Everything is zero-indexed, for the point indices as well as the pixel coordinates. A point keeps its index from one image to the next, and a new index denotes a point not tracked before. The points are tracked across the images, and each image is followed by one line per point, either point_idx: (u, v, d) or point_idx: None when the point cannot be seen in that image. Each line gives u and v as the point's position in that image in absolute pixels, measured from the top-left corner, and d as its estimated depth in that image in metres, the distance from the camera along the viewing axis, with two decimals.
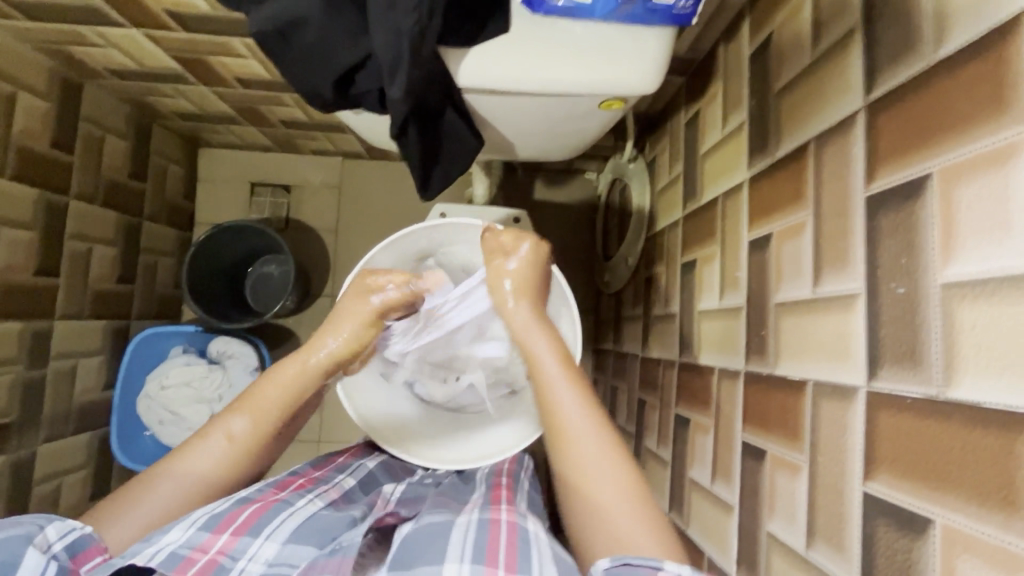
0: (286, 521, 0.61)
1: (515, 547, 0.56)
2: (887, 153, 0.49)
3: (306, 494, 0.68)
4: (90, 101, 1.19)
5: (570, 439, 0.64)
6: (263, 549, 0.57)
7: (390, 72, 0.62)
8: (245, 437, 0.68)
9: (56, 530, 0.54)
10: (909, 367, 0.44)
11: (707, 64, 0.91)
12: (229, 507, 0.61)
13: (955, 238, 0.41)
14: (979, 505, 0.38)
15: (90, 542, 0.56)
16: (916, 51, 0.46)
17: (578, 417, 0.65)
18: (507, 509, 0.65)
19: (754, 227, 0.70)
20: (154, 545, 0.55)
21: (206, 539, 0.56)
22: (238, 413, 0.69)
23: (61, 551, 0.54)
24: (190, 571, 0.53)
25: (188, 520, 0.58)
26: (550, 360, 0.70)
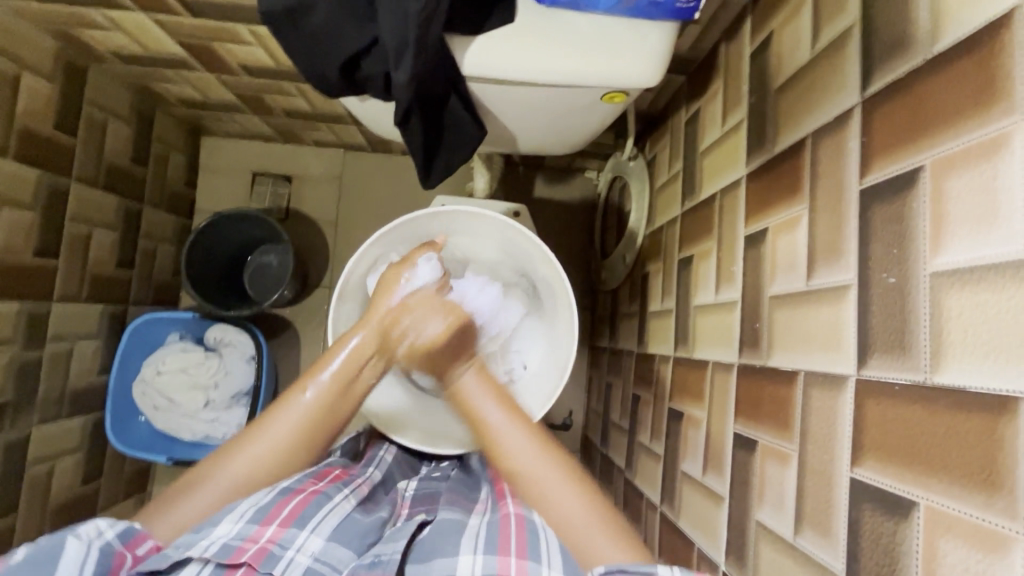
0: (327, 517, 0.63)
1: (526, 539, 0.60)
2: (881, 146, 0.50)
3: (343, 488, 0.69)
4: (95, 84, 1.20)
5: (516, 466, 0.67)
6: (307, 542, 0.60)
7: (396, 56, 0.63)
8: (325, 399, 0.70)
9: (101, 522, 0.58)
10: (897, 355, 0.45)
11: (708, 63, 0.92)
12: (274, 497, 0.63)
13: (945, 228, 0.42)
14: (962, 487, 0.39)
15: (135, 531, 0.59)
16: (911, 47, 0.48)
17: (524, 450, 0.68)
18: (515, 501, 0.67)
19: (750, 223, 0.71)
20: (205, 538, 0.58)
21: (255, 530, 0.59)
22: (308, 384, 0.71)
23: (112, 538, 0.57)
24: (243, 558, 0.57)
25: (237, 512, 0.61)
26: (485, 403, 0.73)
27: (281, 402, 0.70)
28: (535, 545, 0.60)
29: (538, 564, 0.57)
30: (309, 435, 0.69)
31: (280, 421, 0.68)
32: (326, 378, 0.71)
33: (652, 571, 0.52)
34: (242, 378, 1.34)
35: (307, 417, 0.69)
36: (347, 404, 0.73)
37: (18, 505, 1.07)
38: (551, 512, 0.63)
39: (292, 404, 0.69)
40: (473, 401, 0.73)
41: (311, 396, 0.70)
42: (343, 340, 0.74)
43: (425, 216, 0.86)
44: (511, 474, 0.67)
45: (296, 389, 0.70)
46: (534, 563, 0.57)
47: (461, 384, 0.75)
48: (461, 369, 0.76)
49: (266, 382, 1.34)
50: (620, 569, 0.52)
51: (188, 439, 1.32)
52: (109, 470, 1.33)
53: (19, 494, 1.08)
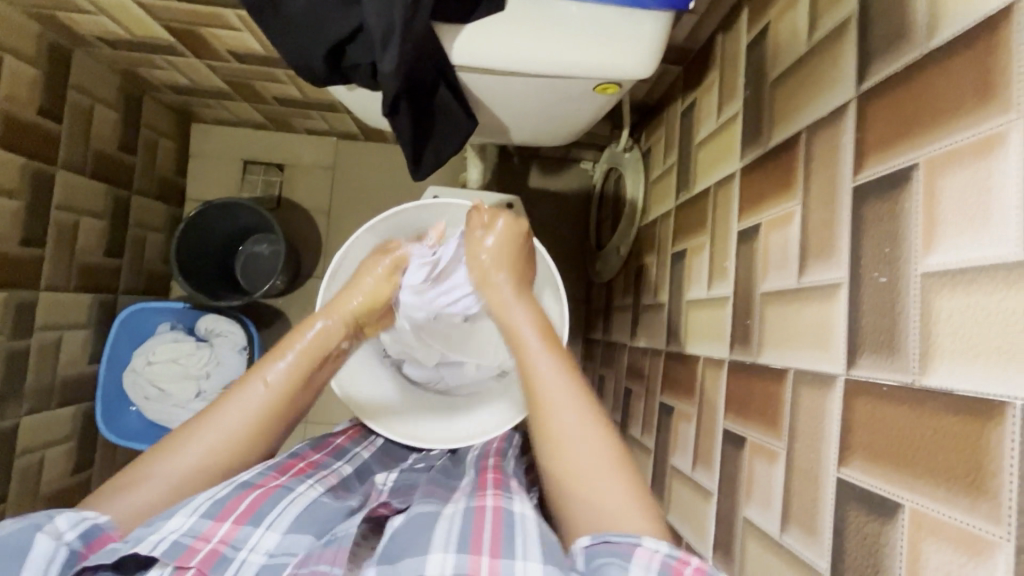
0: (286, 509, 0.63)
1: (500, 531, 0.58)
2: (875, 142, 0.49)
3: (307, 480, 0.69)
4: (81, 69, 1.17)
5: (548, 405, 0.65)
6: (262, 539, 0.59)
7: (382, 46, 0.62)
8: (287, 382, 0.71)
9: (65, 520, 0.56)
10: (886, 355, 0.45)
11: (705, 53, 0.91)
12: (231, 491, 0.63)
13: (937, 228, 0.41)
14: (946, 490, 0.38)
15: (100, 530, 0.58)
16: (909, 40, 0.46)
17: (552, 377, 0.67)
18: (494, 494, 0.66)
19: (744, 218, 0.71)
20: (155, 534, 0.57)
21: (208, 527, 0.59)
22: (264, 372, 0.71)
23: (74, 539, 0.56)
24: (192, 561, 0.55)
25: (192, 506, 0.60)
26: (531, 335, 0.71)
27: (237, 386, 0.71)
28: (509, 539, 0.57)
29: (512, 559, 0.54)
30: (264, 421, 0.69)
31: (234, 407, 0.69)
32: (284, 364, 0.72)
33: (637, 541, 0.52)
34: (234, 368, 1.31)
35: (262, 405, 0.70)
36: (308, 391, 0.74)
37: (9, 495, 1.07)
38: (569, 457, 0.62)
39: (248, 389, 0.70)
40: (513, 325, 0.74)
41: (269, 382, 0.71)
42: (305, 326, 0.76)
43: (408, 207, 0.85)
44: (538, 406, 0.66)
45: (252, 377, 0.71)
46: (508, 560, 0.54)
47: (512, 316, 0.75)
48: (515, 305, 0.76)
49: None
50: (606, 539, 0.53)
51: None
52: (101, 460, 1.33)
53: (9, 484, 1.07)
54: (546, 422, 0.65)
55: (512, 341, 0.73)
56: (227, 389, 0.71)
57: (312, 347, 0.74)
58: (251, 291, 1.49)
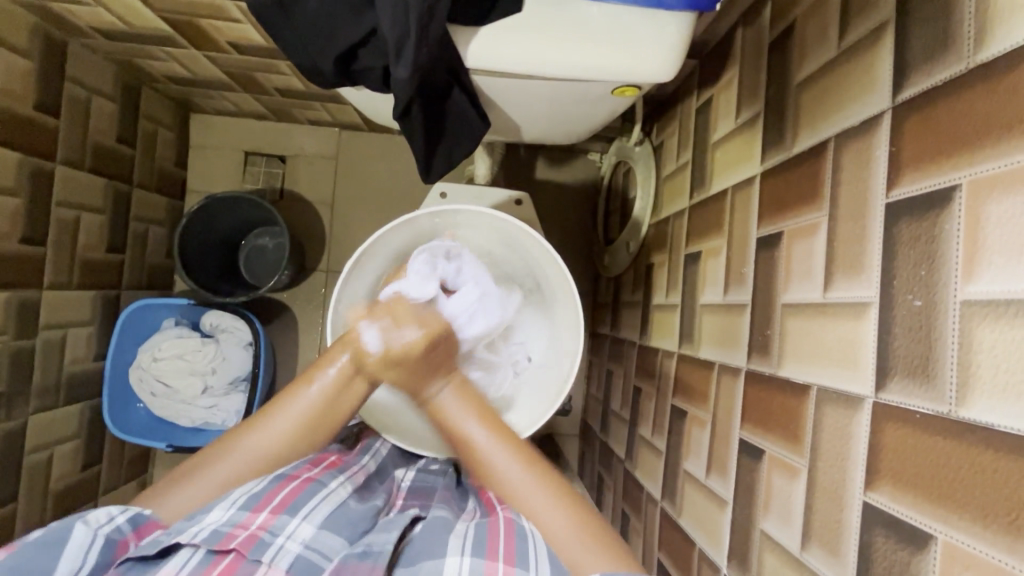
0: (319, 505, 0.63)
1: (515, 545, 0.58)
2: (911, 159, 0.47)
3: (338, 476, 0.70)
4: (76, 61, 1.14)
5: (515, 497, 0.63)
6: (299, 529, 0.59)
7: (397, 49, 0.59)
8: (324, 399, 0.67)
9: (107, 511, 0.57)
10: (919, 382, 0.44)
11: (723, 48, 0.88)
12: (268, 484, 0.63)
13: (978, 255, 0.40)
14: (984, 525, 0.38)
15: (148, 518, 0.60)
16: (954, 52, 0.44)
17: (512, 469, 0.63)
18: (505, 507, 0.65)
19: (764, 224, 0.69)
20: (196, 525, 0.57)
21: (246, 517, 0.58)
22: (309, 382, 0.68)
23: (123, 523, 0.58)
24: (232, 544, 0.55)
25: (230, 499, 0.60)
26: (461, 419, 0.67)
27: (283, 395, 0.68)
28: (523, 551, 0.57)
29: (526, 569, 0.55)
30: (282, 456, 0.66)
31: (259, 438, 0.65)
32: (313, 394, 0.67)
33: None
34: (240, 363, 1.32)
35: (300, 420, 0.66)
36: (338, 419, 0.69)
37: (19, 494, 1.07)
38: (551, 546, 0.59)
39: (275, 420, 0.66)
40: (452, 417, 0.68)
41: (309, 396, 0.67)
42: (330, 355, 0.69)
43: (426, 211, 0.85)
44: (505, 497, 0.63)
45: (278, 403, 0.67)
46: (522, 569, 0.55)
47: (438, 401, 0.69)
48: (437, 385, 0.69)
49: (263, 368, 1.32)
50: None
51: (187, 425, 1.31)
52: (109, 455, 1.33)
53: (20, 484, 1.07)
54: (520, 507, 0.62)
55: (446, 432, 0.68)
56: (259, 408, 0.67)
57: (337, 380, 0.68)
58: (256, 285, 1.48)
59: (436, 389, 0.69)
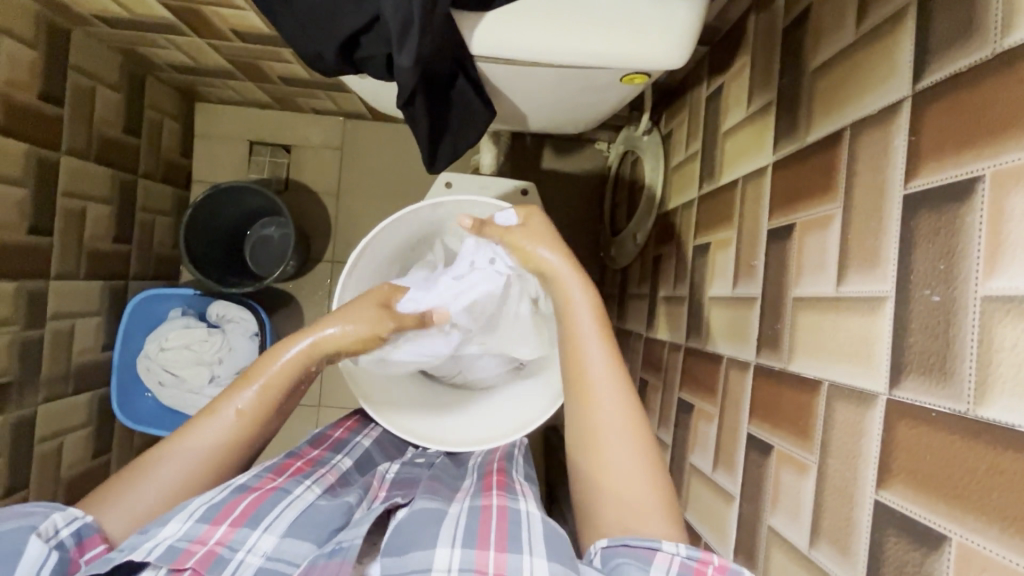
0: (284, 512, 0.62)
1: (508, 529, 0.58)
2: (932, 149, 0.45)
3: (304, 481, 0.68)
4: (80, 49, 1.13)
5: (595, 399, 0.67)
6: (260, 541, 0.58)
7: (400, 39, 0.58)
8: (270, 390, 0.70)
9: (62, 516, 0.57)
10: (936, 380, 0.43)
11: (735, 34, 0.86)
12: (227, 495, 0.62)
13: (1002, 250, 0.39)
14: (1002, 529, 0.37)
15: (92, 531, 0.59)
16: (979, 37, 0.42)
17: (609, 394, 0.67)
18: (499, 494, 0.65)
19: (775, 216, 0.67)
20: (151, 540, 0.56)
21: (204, 531, 0.58)
22: (235, 396, 0.69)
23: (67, 537, 0.57)
24: (189, 563, 0.55)
25: (187, 511, 0.59)
26: (585, 321, 0.71)
27: (209, 409, 0.69)
28: (516, 535, 0.57)
29: (519, 553, 0.54)
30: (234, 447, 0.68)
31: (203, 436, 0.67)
32: (257, 388, 0.70)
33: (657, 546, 0.55)
34: (247, 355, 1.32)
35: (234, 430, 0.68)
36: (285, 406, 0.73)
37: (31, 482, 1.08)
38: (607, 455, 0.64)
39: (217, 416, 0.68)
40: (572, 310, 0.72)
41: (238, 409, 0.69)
42: (286, 341, 0.73)
43: (426, 203, 0.83)
44: (588, 396, 0.67)
45: (223, 401, 0.70)
46: (515, 555, 0.54)
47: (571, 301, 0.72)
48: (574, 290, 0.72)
49: None
50: (623, 544, 0.56)
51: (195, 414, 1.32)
52: (118, 444, 1.34)
53: (31, 472, 1.08)
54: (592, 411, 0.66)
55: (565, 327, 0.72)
56: (197, 412, 0.69)
57: (290, 368, 0.72)
58: (262, 276, 1.48)
59: (544, 257, 0.75)
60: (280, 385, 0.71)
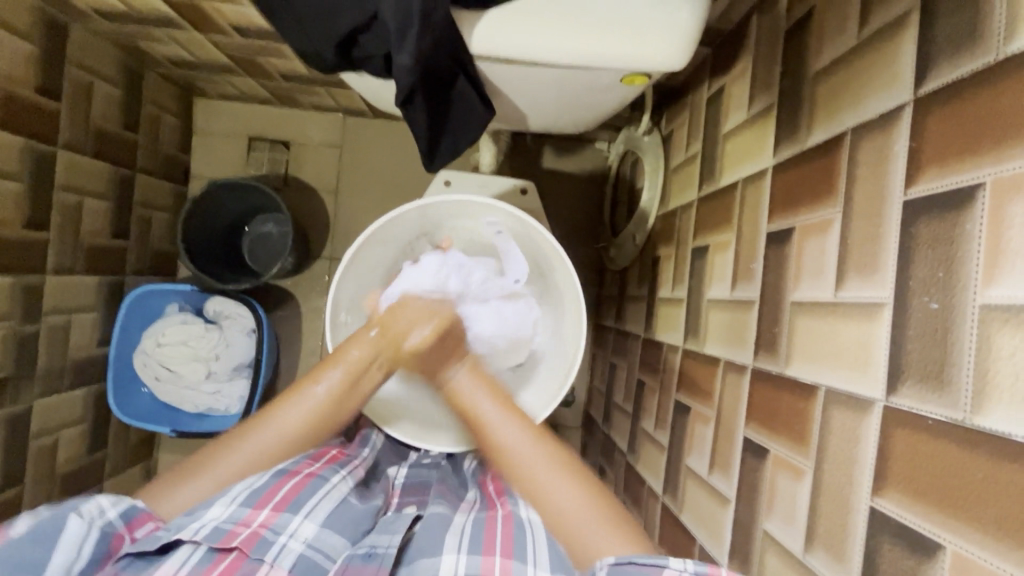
0: (321, 502, 0.63)
1: (514, 540, 0.59)
2: (932, 155, 0.45)
3: (339, 471, 0.69)
4: (79, 43, 1.12)
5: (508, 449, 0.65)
6: (301, 527, 0.59)
7: (398, 39, 0.59)
8: (348, 377, 0.71)
9: (107, 500, 0.57)
10: (933, 388, 0.42)
11: (737, 36, 0.85)
12: (269, 480, 0.63)
13: (1001, 258, 0.38)
14: (996, 538, 0.37)
15: (140, 511, 0.59)
16: (983, 43, 0.42)
17: (518, 440, 0.66)
18: (503, 502, 0.68)
19: (774, 220, 0.67)
20: (197, 520, 0.57)
21: (247, 514, 0.58)
22: (321, 377, 0.70)
23: (114, 517, 0.57)
24: (234, 543, 0.55)
25: (230, 495, 0.60)
26: (493, 413, 0.68)
27: (293, 389, 0.69)
28: (521, 543, 0.59)
29: (524, 563, 0.56)
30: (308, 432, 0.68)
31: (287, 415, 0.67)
32: (339, 373, 0.70)
33: (663, 564, 0.50)
34: (243, 350, 1.33)
35: (316, 411, 0.68)
36: (359, 394, 0.72)
37: (26, 477, 1.08)
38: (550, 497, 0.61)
39: (299, 400, 0.68)
40: (469, 401, 0.70)
41: (323, 390, 0.69)
42: (358, 336, 0.73)
43: (429, 203, 0.83)
44: (515, 475, 0.64)
45: (308, 382, 0.70)
46: (520, 563, 0.56)
47: (454, 382, 0.71)
48: (453, 368, 0.72)
49: (266, 355, 1.32)
50: (629, 561, 0.51)
51: (191, 410, 1.32)
52: (114, 439, 1.34)
53: (26, 467, 1.07)
54: (540, 499, 0.62)
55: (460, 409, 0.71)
56: (281, 392, 0.69)
57: (359, 361, 0.72)
58: (260, 272, 1.47)
59: (453, 371, 0.72)
60: (363, 366, 0.72)
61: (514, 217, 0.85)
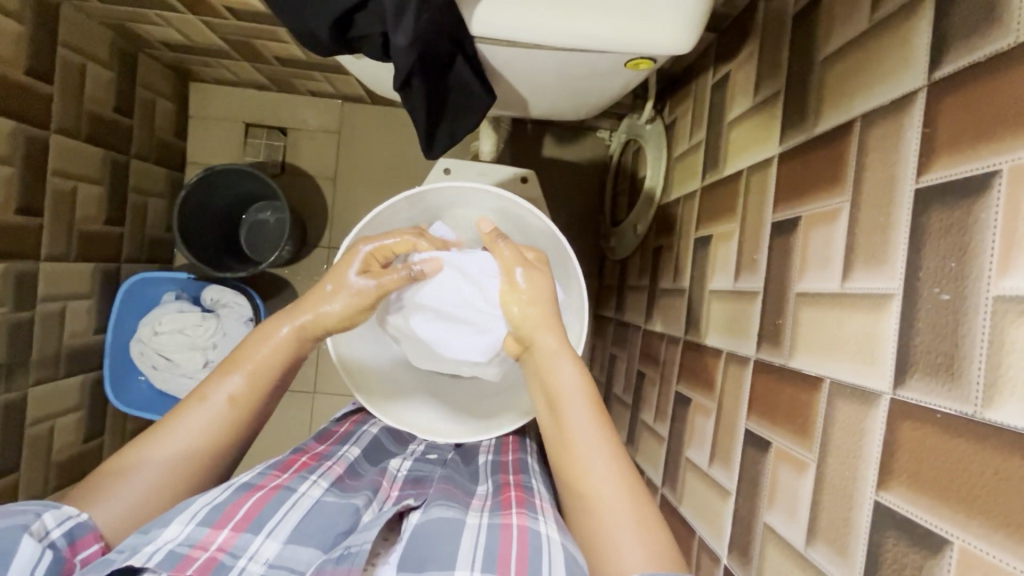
0: (288, 514, 0.61)
1: (526, 561, 0.55)
2: (946, 142, 0.44)
3: (310, 476, 0.67)
4: (70, 25, 1.10)
5: (586, 470, 0.62)
6: (263, 547, 0.57)
7: (395, 17, 0.57)
8: (259, 375, 0.69)
9: (53, 518, 0.55)
10: (943, 380, 0.41)
11: (744, 20, 0.83)
12: (229, 496, 0.61)
13: (1017, 248, 0.37)
14: (1005, 535, 0.36)
15: (86, 530, 0.57)
16: (1002, 25, 0.41)
17: (599, 457, 0.62)
18: (518, 512, 0.62)
19: (780, 209, 0.66)
20: (151, 544, 0.55)
21: (206, 535, 0.57)
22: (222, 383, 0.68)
23: (59, 538, 0.55)
24: (189, 569, 0.53)
25: (188, 512, 0.58)
26: (579, 413, 0.65)
27: (182, 407, 0.66)
28: (535, 564, 0.54)
29: None
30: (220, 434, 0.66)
31: (188, 425, 0.65)
32: (244, 374, 0.68)
33: None
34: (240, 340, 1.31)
35: (218, 419, 0.66)
36: (272, 392, 0.71)
37: (22, 465, 1.07)
38: (614, 545, 0.57)
39: (202, 406, 0.66)
40: (559, 391, 0.67)
41: (223, 399, 0.67)
42: (269, 330, 0.71)
43: (427, 189, 0.81)
44: (585, 497, 0.61)
45: (199, 396, 0.67)
46: None
47: (540, 353, 0.69)
48: (546, 339, 0.69)
49: None
50: None
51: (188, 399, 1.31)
52: (111, 427, 1.33)
53: (21, 454, 1.07)
54: (606, 544, 0.58)
55: (554, 412, 0.67)
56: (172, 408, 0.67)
57: (279, 355, 0.70)
58: (258, 260, 1.46)
59: (544, 340, 0.69)
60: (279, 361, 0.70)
61: (512, 203, 0.84)
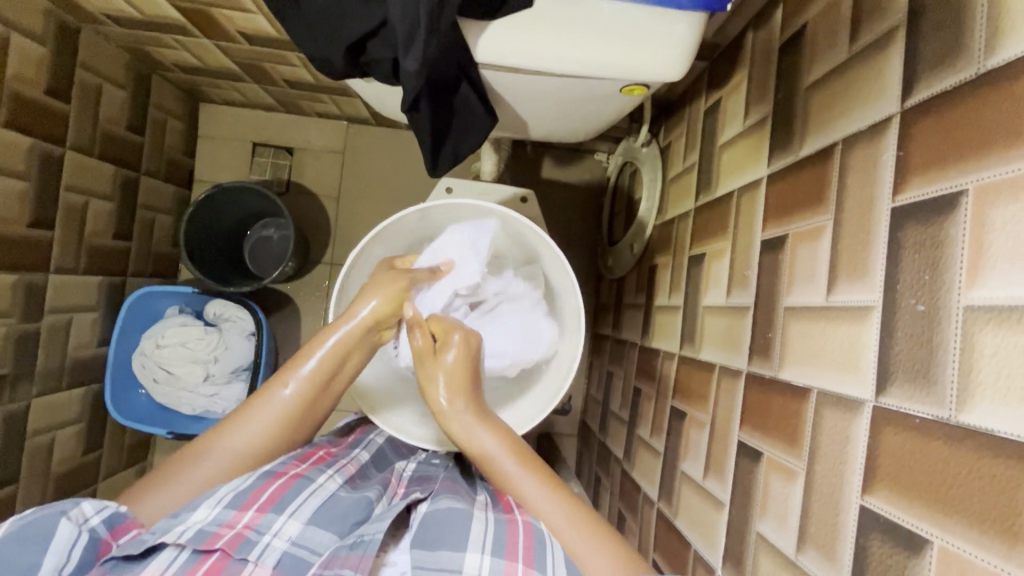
0: (308, 500, 0.62)
1: (534, 546, 0.57)
2: (919, 163, 0.47)
3: (326, 470, 0.69)
4: (89, 47, 1.14)
5: (536, 512, 0.62)
6: (285, 526, 0.59)
7: (406, 43, 0.60)
8: (320, 373, 0.71)
9: (91, 505, 0.57)
10: (920, 386, 0.44)
11: (733, 50, 0.88)
12: (254, 482, 0.62)
13: (984, 260, 0.40)
14: (981, 532, 0.38)
15: (124, 516, 0.58)
16: (964, 57, 0.44)
17: (542, 500, 0.62)
18: (525, 505, 0.64)
19: (769, 227, 0.69)
20: (182, 523, 0.57)
21: (232, 516, 0.58)
22: (287, 378, 0.70)
23: (98, 524, 0.56)
24: (217, 544, 0.55)
25: (216, 497, 0.59)
26: (503, 458, 0.66)
27: (254, 399, 0.69)
28: (543, 551, 0.57)
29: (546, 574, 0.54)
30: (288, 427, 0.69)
31: (257, 418, 0.68)
32: (306, 370, 0.70)
33: None
34: (242, 353, 1.33)
35: (290, 410, 0.69)
36: (331, 393, 0.73)
37: (20, 476, 1.07)
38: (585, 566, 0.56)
39: (269, 399, 0.69)
40: (490, 456, 0.67)
41: (289, 391, 0.70)
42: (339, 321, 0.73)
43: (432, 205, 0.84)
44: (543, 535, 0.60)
45: (274, 385, 0.70)
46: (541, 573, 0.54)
47: (473, 438, 0.69)
48: (474, 424, 0.69)
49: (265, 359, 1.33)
50: None
51: (188, 412, 1.32)
52: (109, 440, 1.33)
53: (20, 465, 1.07)
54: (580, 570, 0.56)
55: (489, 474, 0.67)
56: (251, 394, 0.70)
57: (327, 363, 0.72)
58: (261, 275, 1.49)
59: (476, 426, 0.69)
60: (342, 352, 0.73)
61: (513, 220, 0.87)
